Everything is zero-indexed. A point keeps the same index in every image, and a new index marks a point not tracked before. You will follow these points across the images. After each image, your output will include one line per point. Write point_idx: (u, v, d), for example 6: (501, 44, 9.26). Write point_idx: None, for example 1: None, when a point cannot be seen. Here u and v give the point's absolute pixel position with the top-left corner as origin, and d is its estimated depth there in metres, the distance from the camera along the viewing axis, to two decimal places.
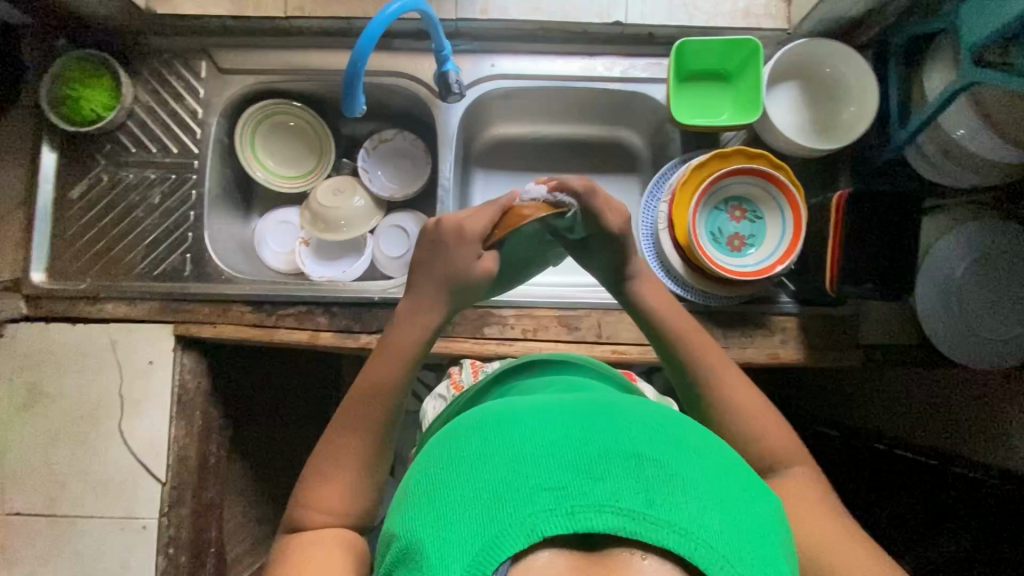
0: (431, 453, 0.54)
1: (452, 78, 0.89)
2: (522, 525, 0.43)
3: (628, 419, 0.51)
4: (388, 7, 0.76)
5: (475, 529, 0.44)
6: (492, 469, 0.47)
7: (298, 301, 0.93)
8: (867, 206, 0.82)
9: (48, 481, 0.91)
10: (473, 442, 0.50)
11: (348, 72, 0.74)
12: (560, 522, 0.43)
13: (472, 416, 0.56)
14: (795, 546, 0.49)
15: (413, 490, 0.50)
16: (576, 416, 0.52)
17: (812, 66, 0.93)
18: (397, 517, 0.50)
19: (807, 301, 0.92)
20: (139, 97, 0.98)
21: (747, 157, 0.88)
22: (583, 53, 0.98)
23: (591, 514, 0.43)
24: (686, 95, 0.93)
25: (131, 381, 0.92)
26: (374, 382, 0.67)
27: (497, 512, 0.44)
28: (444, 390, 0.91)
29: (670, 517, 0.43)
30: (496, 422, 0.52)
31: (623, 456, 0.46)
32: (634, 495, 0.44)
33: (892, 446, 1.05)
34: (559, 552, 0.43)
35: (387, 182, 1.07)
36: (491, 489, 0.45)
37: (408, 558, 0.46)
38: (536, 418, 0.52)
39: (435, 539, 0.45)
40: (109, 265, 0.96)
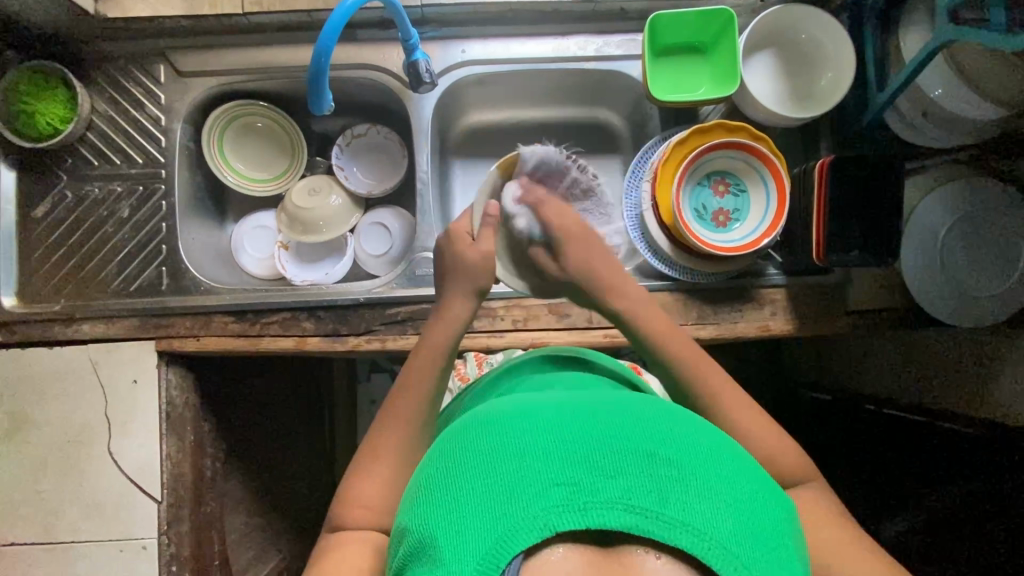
0: (440, 448, 0.54)
1: (421, 67, 0.86)
2: (534, 520, 0.44)
3: (641, 416, 0.53)
4: None
5: (488, 522, 0.45)
6: (504, 463, 0.48)
7: (282, 308, 0.91)
8: (847, 174, 0.81)
9: (40, 510, 0.89)
10: (485, 438, 0.51)
11: (312, 67, 0.71)
12: (573, 518, 0.44)
13: (484, 410, 0.57)
14: (805, 546, 0.50)
15: (424, 485, 0.51)
16: (588, 414, 0.53)
17: (788, 33, 0.91)
18: (408, 513, 0.51)
19: (794, 272, 0.92)
20: (97, 107, 0.94)
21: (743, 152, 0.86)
22: (555, 33, 0.95)
23: (603, 510, 0.44)
24: (662, 70, 0.91)
25: (117, 401, 0.89)
26: (415, 372, 0.70)
27: (508, 505, 0.45)
28: (451, 383, 0.92)
29: (684, 516, 0.44)
30: (506, 418, 0.53)
31: (637, 454, 0.48)
32: (647, 493, 0.45)
33: (880, 407, 1.08)
34: (574, 547, 0.44)
35: (365, 178, 1.05)
36: (503, 485, 0.47)
37: (419, 551, 0.47)
38: (547, 415, 0.53)
39: (448, 533, 0.46)
40: (83, 285, 0.93)
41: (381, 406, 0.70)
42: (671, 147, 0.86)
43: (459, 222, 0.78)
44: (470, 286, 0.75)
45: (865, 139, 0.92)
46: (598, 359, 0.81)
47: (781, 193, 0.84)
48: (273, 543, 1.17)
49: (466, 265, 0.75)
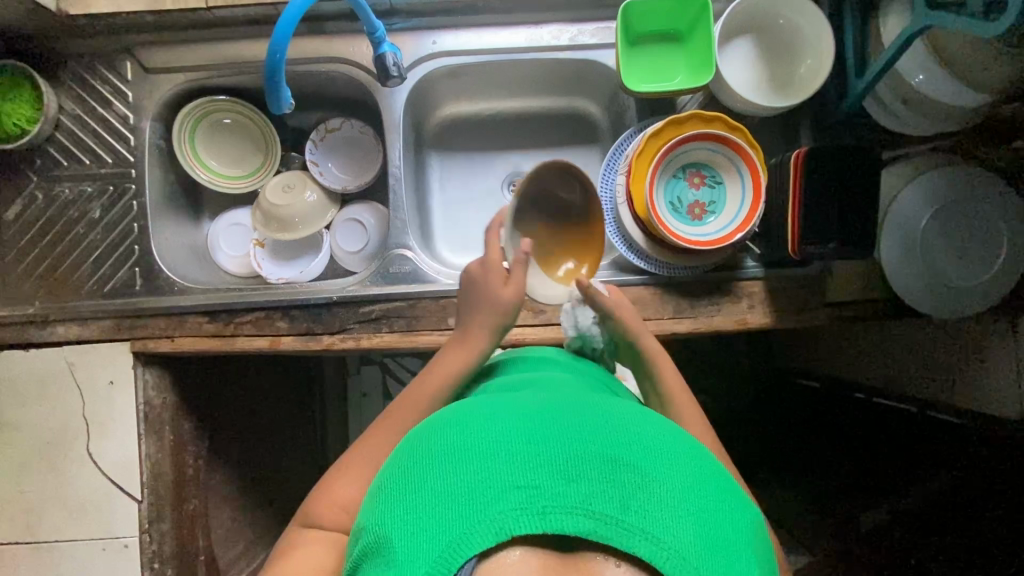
0: (405, 447, 0.54)
1: (389, 60, 0.84)
2: (492, 523, 0.44)
3: (610, 421, 0.52)
4: None
5: (444, 523, 0.45)
6: (466, 465, 0.48)
7: (255, 307, 0.90)
8: (825, 164, 0.79)
9: (23, 509, 0.90)
10: (449, 438, 0.51)
11: (267, 65, 0.70)
12: (530, 522, 0.44)
13: (453, 409, 0.57)
14: (771, 554, 0.50)
15: (386, 483, 0.51)
16: (556, 418, 0.53)
17: (766, 17, 0.89)
18: (369, 512, 0.51)
19: (772, 264, 0.91)
20: (64, 106, 0.93)
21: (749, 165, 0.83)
22: (527, 22, 0.92)
23: (562, 514, 0.44)
24: (637, 60, 0.89)
25: (94, 403, 0.90)
26: (419, 392, 0.73)
27: (466, 507, 0.45)
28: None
29: (643, 524, 0.44)
30: (472, 419, 0.53)
31: (601, 460, 0.47)
32: (607, 499, 0.45)
33: (870, 395, 1.05)
34: (531, 550, 0.44)
35: (339, 174, 1.04)
36: (463, 486, 0.46)
37: (376, 551, 0.47)
38: (514, 418, 0.52)
39: (404, 534, 0.45)
40: (56, 287, 0.92)
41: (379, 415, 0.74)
42: (646, 138, 0.84)
43: (490, 249, 0.77)
44: (490, 322, 0.75)
45: (846, 127, 0.90)
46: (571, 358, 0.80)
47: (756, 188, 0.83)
48: (261, 536, 1.19)
49: (492, 299, 0.75)
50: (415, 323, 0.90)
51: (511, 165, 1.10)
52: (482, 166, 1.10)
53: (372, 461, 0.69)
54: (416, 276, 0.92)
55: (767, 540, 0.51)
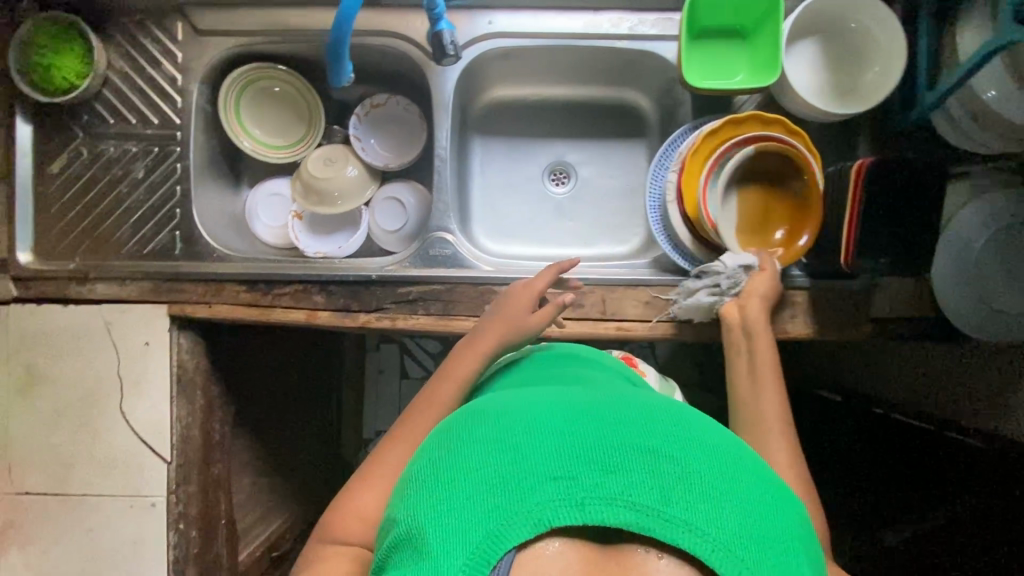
0: (433, 441, 0.54)
1: (446, 38, 0.82)
2: (530, 513, 0.43)
3: (641, 412, 0.52)
4: None
5: (480, 515, 0.44)
6: (501, 457, 0.47)
7: (293, 280, 0.90)
8: (888, 176, 0.77)
9: (54, 462, 0.91)
10: (481, 432, 0.50)
11: (331, 37, 0.68)
12: (570, 514, 0.43)
13: (481, 405, 0.56)
14: (817, 548, 0.49)
15: (416, 475, 0.51)
16: (587, 411, 0.52)
17: (836, 20, 0.86)
18: (399, 503, 0.50)
19: (818, 275, 0.90)
20: (113, 62, 0.92)
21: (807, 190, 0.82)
22: (588, 7, 0.90)
23: (601, 507, 0.43)
24: (698, 55, 0.86)
25: (128, 363, 0.91)
26: (434, 397, 0.73)
27: (503, 498, 0.44)
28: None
29: (686, 515, 0.43)
30: (502, 413, 0.52)
31: (639, 451, 0.47)
32: (649, 491, 0.44)
33: (889, 412, 1.07)
34: (570, 542, 0.43)
35: (381, 151, 1.02)
36: (498, 478, 0.46)
37: (408, 542, 0.46)
38: (546, 411, 0.52)
39: (439, 524, 0.44)
40: (97, 244, 0.93)
41: (404, 412, 0.74)
42: (702, 137, 0.83)
43: (539, 277, 0.82)
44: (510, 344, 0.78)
45: (908, 140, 0.87)
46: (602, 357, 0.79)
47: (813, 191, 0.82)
48: (278, 503, 1.21)
49: (517, 324, 0.78)
50: (452, 307, 0.90)
51: (554, 153, 1.08)
52: (524, 153, 1.08)
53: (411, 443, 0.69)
54: (456, 260, 0.92)
55: (813, 533, 0.49)
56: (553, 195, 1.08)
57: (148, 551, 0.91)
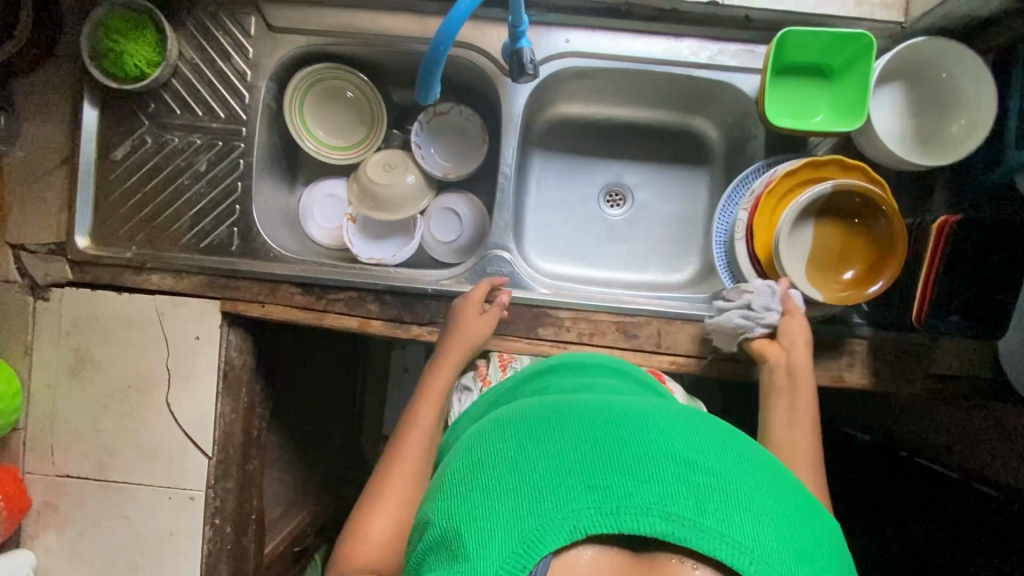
0: (464, 447, 0.53)
1: (526, 57, 0.80)
2: (564, 521, 0.42)
3: (673, 420, 0.50)
4: None
5: (513, 520, 0.43)
6: (533, 462, 0.46)
7: (348, 286, 0.89)
8: (974, 238, 0.75)
9: (97, 447, 0.91)
10: (513, 437, 0.50)
11: (428, 60, 0.68)
12: (605, 521, 0.42)
13: (511, 411, 0.55)
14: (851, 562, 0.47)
15: (447, 478, 0.50)
16: (618, 416, 0.50)
17: (926, 67, 0.83)
18: (431, 505, 0.49)
19: (881, 325, 0.88)
20: (184, 52, 0.91)
21: (891, 230, 0.77)
22: (668, 33, 0.88)
23: (637, 516, 0.42)
24: (780, 92, 0.84)
25: (178, 356, 0.90)
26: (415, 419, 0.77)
27: (537, 503, 0.43)
28: (471, 381, 0.85)
29: (723, 527, 0.42)
30: (533, 418, 0.51)
31: (674, 459, 0.45)
32: (685, 500, 0.43)
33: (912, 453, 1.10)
34: (605, 550, 0.42)
35: (440, 160, 1.01)
36: (531, 482, 0.45)
37: (440, 544, 0.46)
38: (578, 415, 0.51)
39: (472, 528, 0.44)
40: (154, 234, 0.92)
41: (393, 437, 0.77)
42: (779, 177, 0.81)
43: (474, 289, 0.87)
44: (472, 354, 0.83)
45: None
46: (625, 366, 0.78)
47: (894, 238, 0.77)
48: (303, 497, 1.22)
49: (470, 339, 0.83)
50: (504, 326, 0.89)
51: (612, 175, 1.06)
52: (582, 172, 1.06)
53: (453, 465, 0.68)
54: (512, 280, 0.91)
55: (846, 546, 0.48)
56: (608, 217, 1.06)
57: (182, 543, 0.91)
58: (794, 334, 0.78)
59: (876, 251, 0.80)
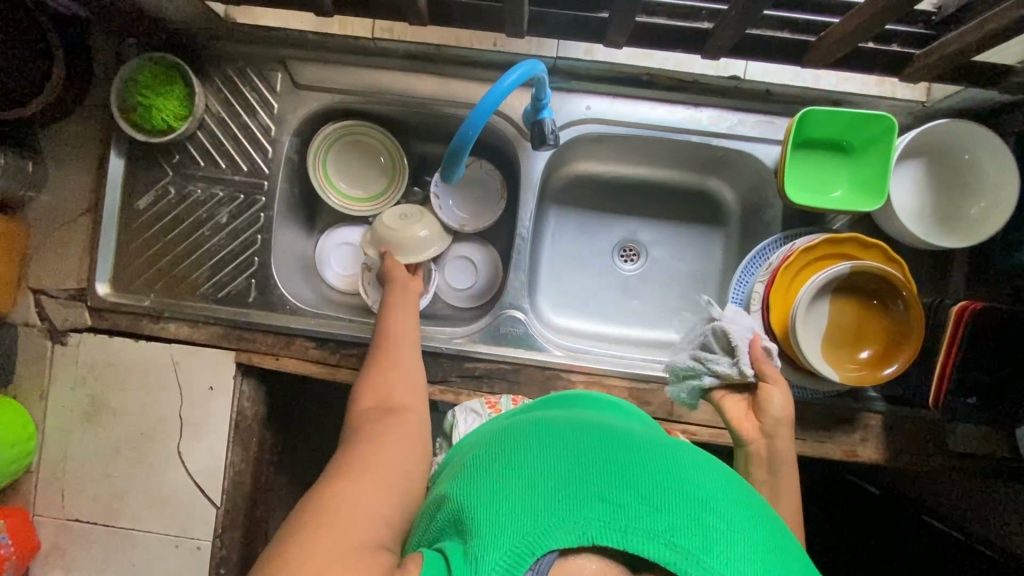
0: (490, 446, 0.54)
1: (548, 127, 0.81)
2: (573, 525, 0.43)
3: (695, 462, 0.50)
4: (508, 76, 0.66)
5: (527, 513, 0.44)
6: (555, 467, 0.47)
7: (364, 343, 0.90)
8: (995, 323, 0.74)
9: (107, 493, 0.92)
10: (541, 441, 0.51)
11: (454, 147, 0.69)
12: (611, 536, 0.43)
13: (539, 420, 0.57)
14: None
15: (470, 473, 0.51)
16: (642, 446, 0.51)
17: (948, 148, 0.83)
18: (452, 488, 0.51)
19: (895, 400, 0.87)
20: (210, 106, 0.93)
21: (907, 314, 0.77)
22: (689, 103, 0.88)
23: (642, 538, 0.42)
24: (799, 166, 0.85)
25: (192, 405, 0.91)
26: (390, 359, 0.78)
27: (550, 505, 0.44)
28: (480, 408, 0.83)
29: (726, 572, 0.41)
30: (562, 430, 0.53)
31: (688, 497, 0.45)
32: (692, 535, 0.43)
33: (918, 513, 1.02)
34: (607, 562, 0.43)
35: (457, 212, 1.02)
36: (549, 486, 0.46)
37: (455, 523, 0.48)
38: (606, 437, 0.51)
39: (489, 511, 0.45)
40: (173, 283, 0.93)
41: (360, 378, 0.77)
42: (797, 251, 0.81)
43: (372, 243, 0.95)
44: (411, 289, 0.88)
45: None
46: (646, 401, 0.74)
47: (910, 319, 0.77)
48: None
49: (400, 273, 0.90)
50: (516, 388, 0.89)
51: (627, 231, 1.06)
52: (597, 228, 1.07)
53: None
54: (526, 340, 0.91)
55: None
56: (622, 273, 1.06)
57: None
58: (773, 408, 0.73)
59: (892, 332, 0.79)
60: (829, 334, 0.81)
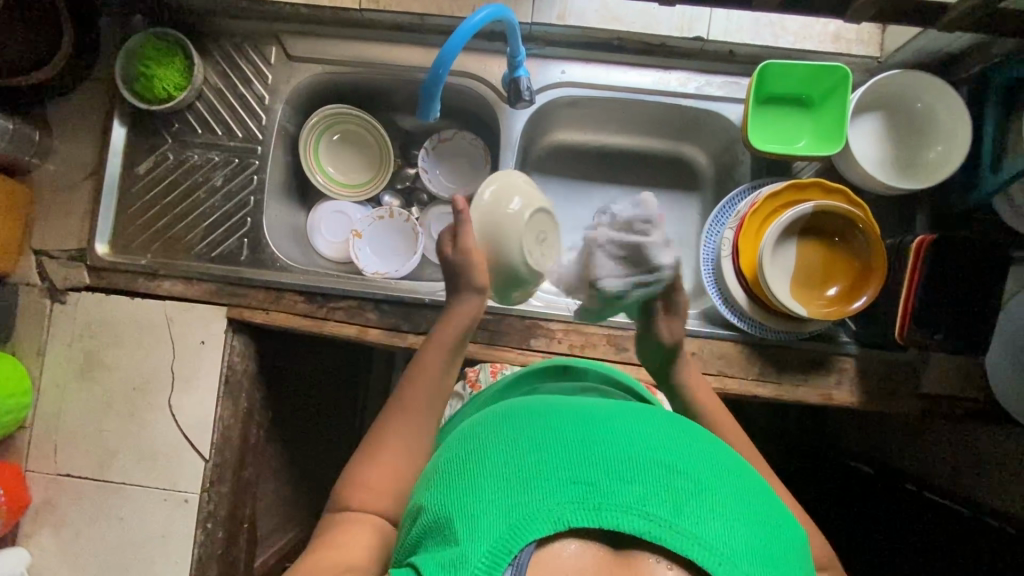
0: (462, 444, 0.56)
1: (523, 84, 0.86)
2: (551, 513, 0.44)
3: (655, 428, 0.53)
4: (478, 13, 0.71)
5: (504, 511, 0.45)
6: (526, 460, 0.49)
7: (350, 296, 0.93)
8: (949, 254, 0.77)
9: (98, 447, 0.94)
10: (508, 437, 0.52)
11: (428, 77, 0.71)
12: (587, 516, 0.44)
13: (505, 412, 0.58)
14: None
15: (446, 473, 0.52)
16: (604, 422, 0.53)
17: (902, 99, 0.87)
18: (429, 494, 0.52)
19: (868, 343, 0.89)
20: (208, 78, 0.99)
21: (870, 248, 0.80)
22: (657, 66, 0.94)
23: (617, 513, 0.44)
24: (763, 119, 0.89)
25: (184, 359, 0.94)
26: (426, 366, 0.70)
27: (526, 497, 0.45)
28: (462, 389, 0.91)
29: (696, 529, 0.44)
30: (529, 420, 0.54)
31: (652, 464, 0.48)
32: (660, 501, 0.45)
33: (921, 489, 1.02)
34: (588, 544, 0.44)
35: (446, 181, 1.08)
36: (524, 479, 0.47)
37: (435, 530, 0.48)
38: (570, 420, 0.53)
39: (467, 516, 0.46)
40: (169, 244, 0.98)
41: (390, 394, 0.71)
42: (763, 197, 0.84)
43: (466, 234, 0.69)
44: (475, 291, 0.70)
45: (973, 219, 0.86)
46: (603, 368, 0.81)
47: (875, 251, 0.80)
48: (295, 513, 1.21)
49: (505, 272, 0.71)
50: (497, 337, 0.91)
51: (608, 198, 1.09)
52: (580, 195, 1.10)
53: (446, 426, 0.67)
54: None
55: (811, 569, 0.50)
56: None
57: (174, 545, 0.92)
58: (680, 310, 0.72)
59: (858, 269, 0.83)
60: (797, 275, 0.84)
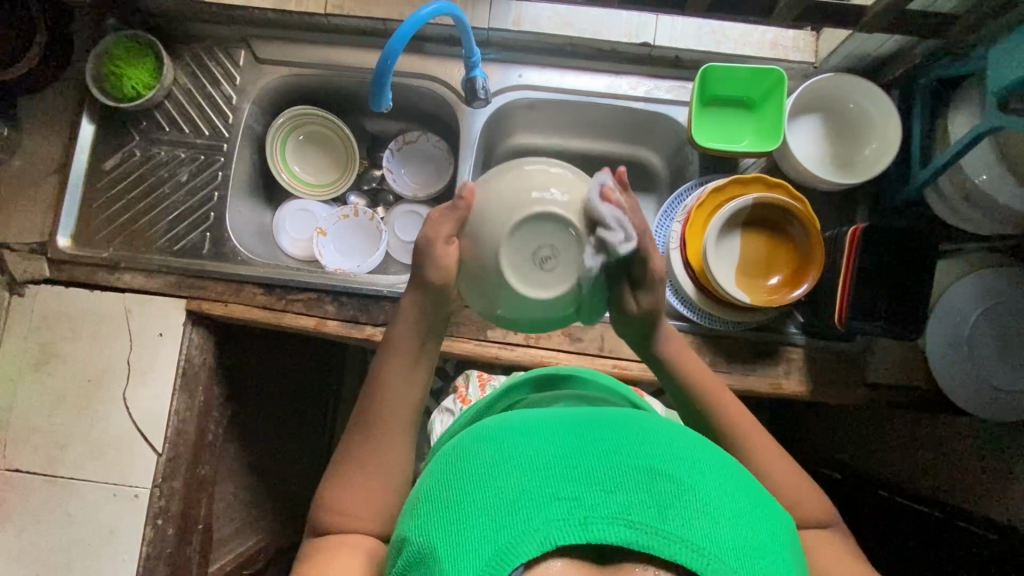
0: (439, 463, 0.52)
1: (478, 84, 0.90)
2: (534, 532, 0.41)
3: (640, 429, 0.49)
4: (423, 9, 0.77)
5: (485, 533, 0.42)
6: (503, 475, 0.45)
7: (309, 288, 0.95)
8: (879, 243, 0.81)
9: (49, 441, 0.92)
10: (485, 449, 0.48)
11: (377, 68, 0.75)
12: (572, 532, 0.40)
13: (485, 424, 0.54)
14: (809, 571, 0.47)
15: (425, 497, 0.49)
16: (586, 428, 0.49)
17: (837, 101, 0.93)
18: (411, 518, 0.49)
19: (813, 333, 0.92)
20: (178, 79, 1.02)
21: (807, 237, 0.85)
22: (609, 70, 0.99)
23: (604, 525, 0.41)
24: (707, 121, 0.94)
25: (140, 351, 0.94)
26: (385, 391, 0.65)
27: (509, 518, 0.42)
28: (453, 404, 0.94)
29: (682, 532, 0.40)
30: (505, 430, 0.50)
31: (634, 468, 0.44)
32: (646, 506, 0.42)
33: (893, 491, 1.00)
34: (573, 561, 0.40)
35: (410, 181, 1.11)
36: (503, 499, 0.43)
37: (418, 561, 0.45)
38: (548, 429, 0.49)
39: (447, 541, 0.43)
40: (132, 238, 0.99)
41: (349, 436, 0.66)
42: (706, 193, 0.88)
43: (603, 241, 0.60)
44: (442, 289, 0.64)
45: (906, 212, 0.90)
46: (592, 374, 0.80)
47: (813, 237, 0.84)
48: (254, 520, 1.18)
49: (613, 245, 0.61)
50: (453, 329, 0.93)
51: None
52: None
53: (384, 437, 0.65)
54: None
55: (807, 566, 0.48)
56: None
57: (123, 543, 0.91)
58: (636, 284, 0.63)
59: (799, 256, 0.87)
60: (743, 265, 0.88)
